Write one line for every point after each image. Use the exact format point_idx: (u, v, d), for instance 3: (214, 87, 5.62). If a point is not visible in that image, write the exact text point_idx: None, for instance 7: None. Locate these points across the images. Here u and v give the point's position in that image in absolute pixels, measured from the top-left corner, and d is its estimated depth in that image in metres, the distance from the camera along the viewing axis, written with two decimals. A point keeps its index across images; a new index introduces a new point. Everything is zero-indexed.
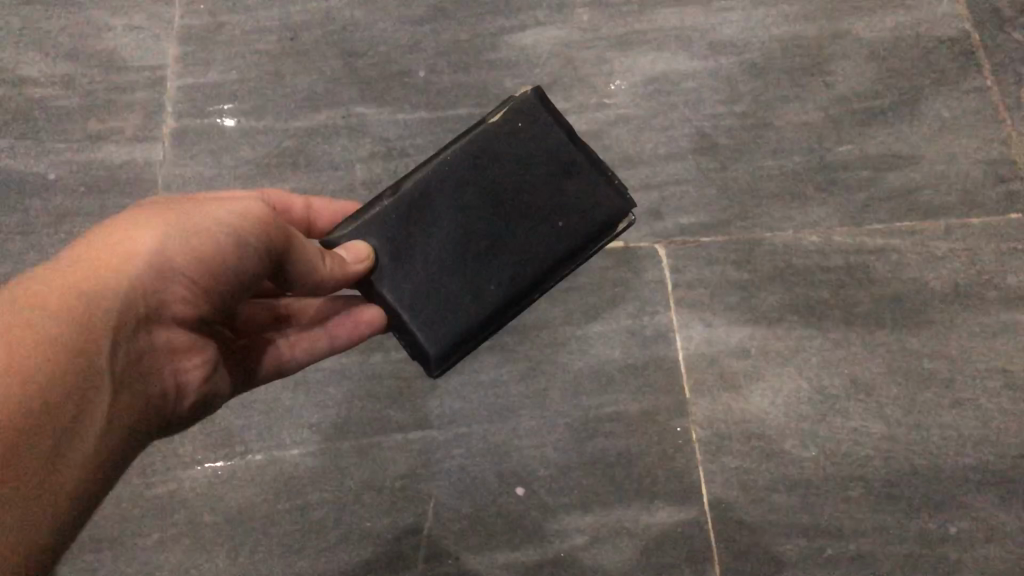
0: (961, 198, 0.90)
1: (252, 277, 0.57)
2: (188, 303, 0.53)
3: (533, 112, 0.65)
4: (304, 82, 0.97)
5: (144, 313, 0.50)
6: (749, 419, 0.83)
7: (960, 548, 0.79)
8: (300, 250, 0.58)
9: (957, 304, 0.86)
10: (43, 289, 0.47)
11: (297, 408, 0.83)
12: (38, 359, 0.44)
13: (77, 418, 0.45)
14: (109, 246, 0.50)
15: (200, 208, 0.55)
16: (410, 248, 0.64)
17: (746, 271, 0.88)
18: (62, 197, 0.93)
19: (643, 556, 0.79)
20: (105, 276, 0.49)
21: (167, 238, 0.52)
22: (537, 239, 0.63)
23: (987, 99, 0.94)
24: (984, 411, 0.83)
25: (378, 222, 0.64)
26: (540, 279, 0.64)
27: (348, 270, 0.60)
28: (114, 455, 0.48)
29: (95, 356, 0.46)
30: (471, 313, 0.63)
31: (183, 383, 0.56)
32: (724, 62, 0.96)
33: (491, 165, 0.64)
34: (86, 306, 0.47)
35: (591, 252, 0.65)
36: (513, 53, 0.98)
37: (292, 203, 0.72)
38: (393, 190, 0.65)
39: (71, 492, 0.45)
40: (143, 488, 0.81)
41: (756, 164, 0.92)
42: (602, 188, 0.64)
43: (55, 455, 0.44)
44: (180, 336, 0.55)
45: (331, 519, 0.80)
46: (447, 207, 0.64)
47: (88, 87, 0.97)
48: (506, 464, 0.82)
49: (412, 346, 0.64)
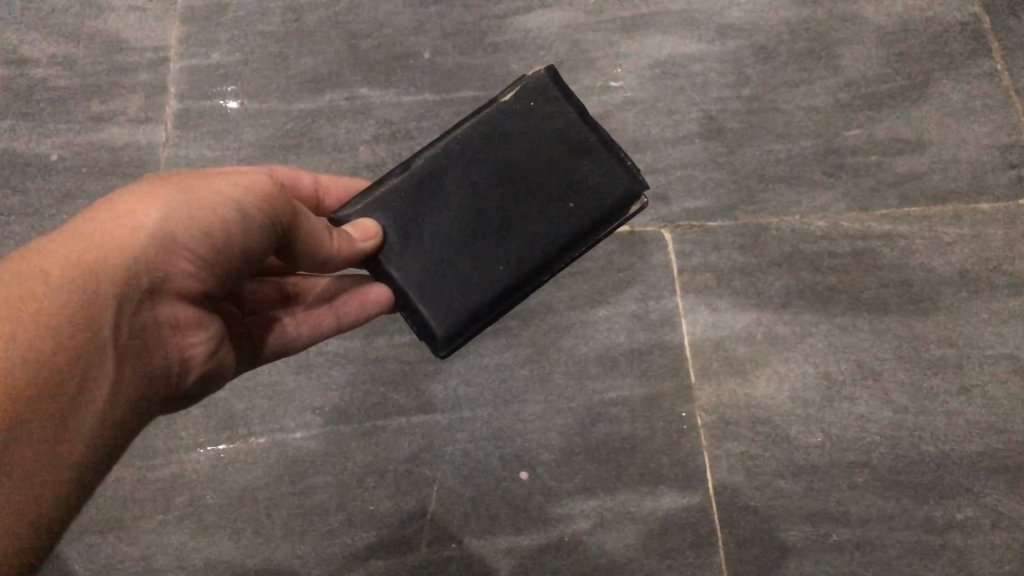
0: (970, 183, 0.89)
1: (258, 252, 0.56)
2: (193, 276, 0.53)
3: (545, 90, 0.64)
4: (308, 64, 0.96)
5: (147, 285, 0.50)
6: (755, 404, 0.82)
7: (967, 535, 0.78)
8: (305, 225, 0.58)
9: (966, 290, 0.86)
10: (45, 263, 0.46)
11: (300, 391, 0.83)
12: (37, 335, 0.43)
13: (79, 393, 0.45)
14: (112, 218, 0.50)
15: (207, 180, 0.54)
16: (418, 226, 0.63)
17: (753, 256, 0.87)
18: (63, 179, 0.92)
19: (647, 541, 0.78)
20: (110, 248, 0.48)
21: (172, 211, 0.51)
22: (547, 219, 0.62)
23: (997, 83, 0.93)
24: (991, 397, 0.82)
25: (386, 199, 0.64)
26: (549, 261, 0.63)
27: (355, 248, 0.60)
28: (120, 428, 0.48)
29: (98, 329, 0.46)
30: (479, 293, 0.62)
31: (187, 358, 0.55)
32: (732, 45, 0.95)
33: (502, 145, 0.63)
34: (89, 278, 0.46)
35: (602, 234, 0.63)
36: (518, 35, 0.97)
37: (302, 180, 0.71)
38: (402, 168, 0.65)
39: (76, 467, 0.45)
40: (146, 471, 0.81)
41: (765, 149, 0.91)
42: (613, 170, 0.63)
43: (57, 430, 0.43)
44: (183, 310, 0.54)
45: (334, 503, 0.80)
46: (456, 185, 0.63)
47: (90, 68, 0.97)
48: (510, 448, 0.81)
49: (420, 325, 0.63)
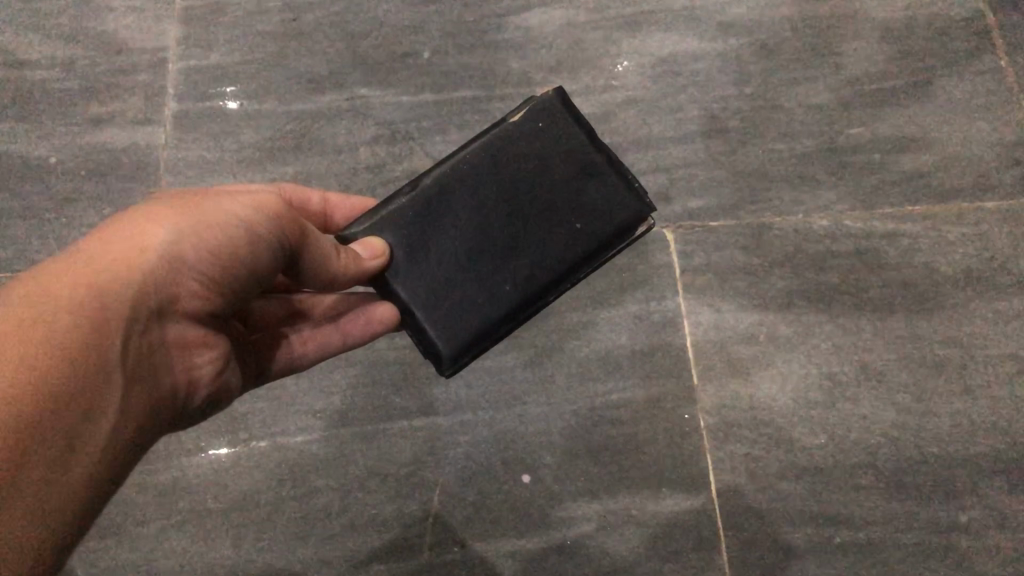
0: (974, 181, 0.88)
1: (265, 271, 0.56)
2: (201, 296, 0.53)
3: (553, 111, 0.64)
4: (307, 64, 0.96)
5: (155, 306, 0.50)
6: (758, 406, 0.82)
7: (972, 537, 0.78)
8: (313, 245, 0.58)
9: (970, 290, 0.85)
10: (54, 283, 0.46)
11: (301, 395, 0.83)
12: (48, 356, 0.43)
13: (88, 414, 0.44)
14: (120, 240, 0.49)
15: (216, 199, 0.54)
16: (424, 246, 0.62)
17: (756, 256, 0.86)
18: (63, 181, 0.92)
19: (650, 544, 0.78)
20: (119, 270, 0.48)
21: (181, 232, 0.51)
22: (553, 241, 0.62)
23: (1002, 79, 0.92)
24: (996, 398, 0.82)
25: (393, 218, 0.63)
26: (554, 282, 0.63)
27: (362, 266, 0.60)
28: (126, 448, 0.48)
29: (108, 350, 0.46)
30: (485, 313, 0.62)
31: (195, 377, 0.56)
32: (734, 43, 0.94)
33: (510, 163, 0.63)
34: (98, 299, 0.46)
35: (607, 256, 0.63)
36: (517, 34, 0.96)
37: (308, 199, 0.71)
38: (409, 187, 0.64)
39: (83, 487, 0.44)
40: (148, 475, 0.81)
41: (767, 147, 0.90)
42: (621, 192, 0.63)
43: (66, 451, 0.43)
44: (190, 330, 0.54)
45: (335, 507, 0.80)
46: (463, 205, 0.63)
47: (88, 70, 0.96)
48: (512, 451, 0.81)
49: (425, 345, 0.63)
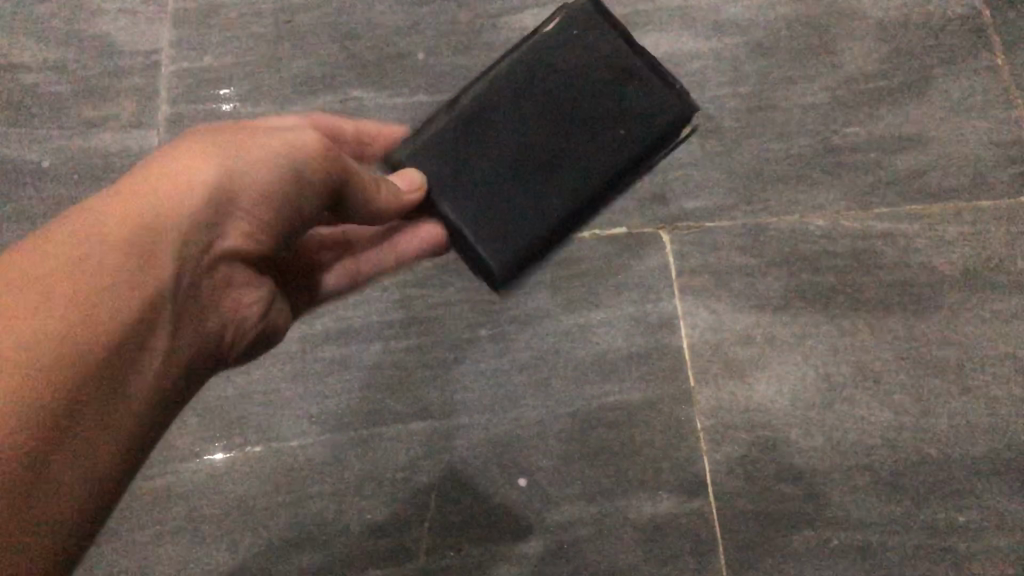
0: (971, 180, 0.88)
1: (311, 211, 0.55)
2: (250, 237, 0.51)
3: (590, 17, 0.63)
4: (302, 66, 0.95)
5: (204, 248, 0.47)
6: (755, 407, 0.82)
7: (969, 538, 0.78)
8: (359, 182, 0.56)
9: (967, 289, 0.85)
10: (97, 221, 0.43)
11: (296, 399, 0.82)
12: (90, 300, 0.40)
13: (128, 366, 0.42)
14: (163, 172, 0.47)
15: (260, 137, 0.52)
16: (468, 162, 0.61)
17: (752, 257, 0.86)
18: (57, 185, 0.91)
19: (647, 547, 0.78)
20: (165, 204, 0.45)
21: (224, 171, 0.48)
22: (601, 146, 0.62)
23: (998, 77, 0.92)
24: (994, 398, 0.81)
25: (433, 140, 0.62)
26: (604, 188, 0.62)
27: (401, 201, 0.59)
28: (166, 401, 0.46)
29: (151, 296, 0.43)
30: (538, 223, 0.61)
31: (243, 320, 0.54)
32: (730, 42, 0.94)
33: (548, 74, 0.62)
34: (140, 240, 0.43)
35: (654, 161, 0.63)
36: (513, 34, 0.96)
37: (343, 130, 0.70)
38: (448, 105, 0.63)
39: (126, 441, 0.42)
40: (142, 481, 0.80)
41: (763, 147, 0.90)
42: (660, 90, 0.62)
43: (104, 408, 0.41)
44: (241, 272, 0.52)
45: (331, 511, 0.79)
46: (506, 120, 0.62)
47: (81, 73, 0.96)
48: (508, 454, 0.81)
49: (479, 261, 0.62)
